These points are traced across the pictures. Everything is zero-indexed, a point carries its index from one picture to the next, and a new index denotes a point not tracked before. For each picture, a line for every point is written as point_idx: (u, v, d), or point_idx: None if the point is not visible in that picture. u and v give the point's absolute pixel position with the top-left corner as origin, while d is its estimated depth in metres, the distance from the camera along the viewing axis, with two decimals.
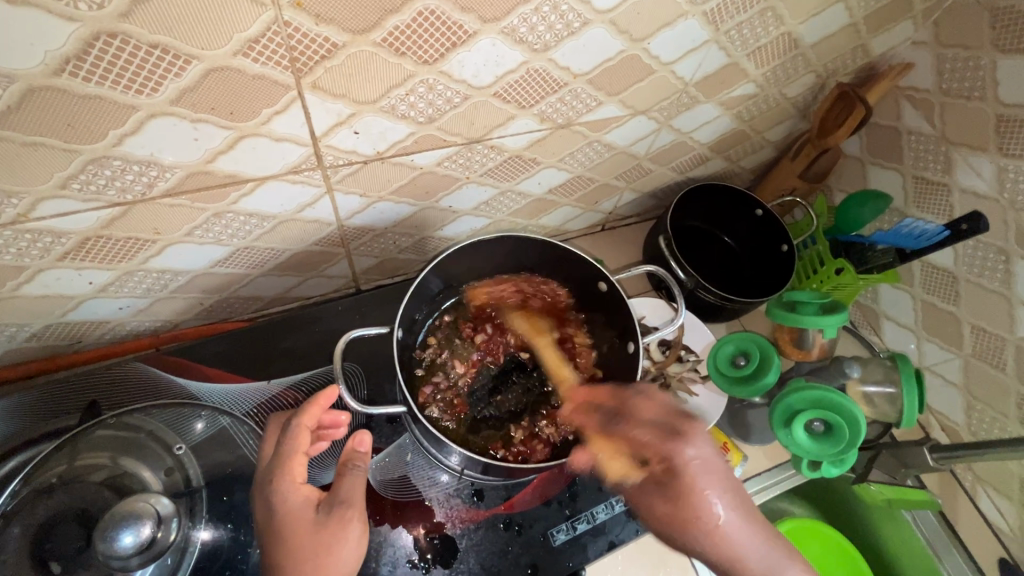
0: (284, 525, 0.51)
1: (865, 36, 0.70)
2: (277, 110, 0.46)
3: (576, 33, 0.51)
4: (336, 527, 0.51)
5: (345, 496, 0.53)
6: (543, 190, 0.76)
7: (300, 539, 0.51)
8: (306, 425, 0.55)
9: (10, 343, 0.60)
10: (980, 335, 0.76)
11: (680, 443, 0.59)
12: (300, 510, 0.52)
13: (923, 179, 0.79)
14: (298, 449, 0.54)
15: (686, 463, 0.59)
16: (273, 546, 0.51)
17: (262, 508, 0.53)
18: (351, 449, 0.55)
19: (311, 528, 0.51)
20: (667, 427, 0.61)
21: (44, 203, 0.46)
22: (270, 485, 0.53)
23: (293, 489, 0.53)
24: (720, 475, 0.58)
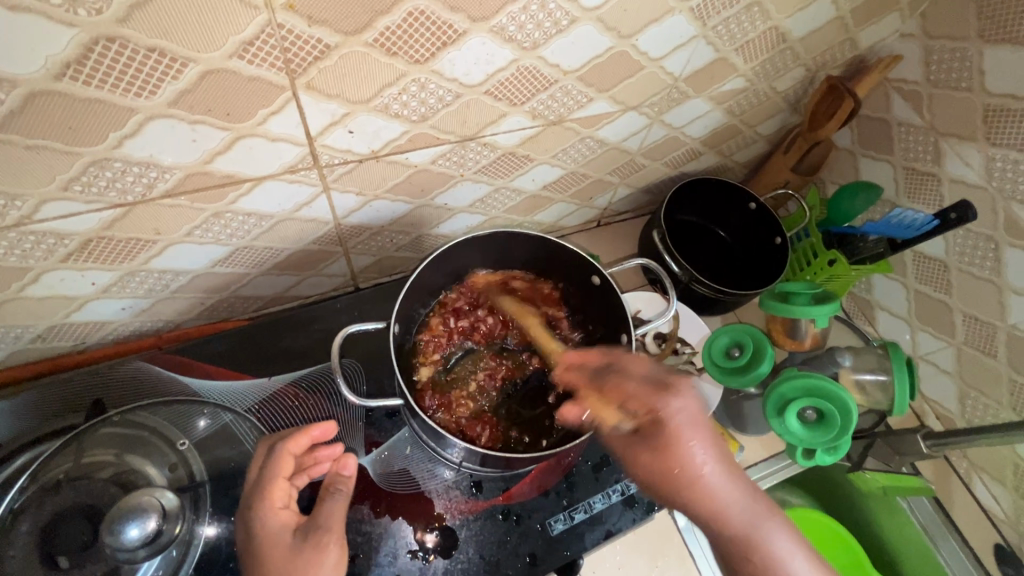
0: (260, 550, 0.52)
1: (853, 29, 0.71)
2: (272, 111, 0.47)
3: (565, 31, 0.52)
4: (311, 552, 0.51)
5: (324, 521, 0.53)
6: (537, 186, 0.77)
7: (273, 566, 0.51)
8: (290, 451, 0.56)
9: (16, 344, 0.61)
10: (973, 323, 0.77)
11: (671, 398, 0.54)
12: (278, 534, 0.53)
13: (913, 170, 0.80)
14: (281, 474, 0.55)
15: (672, 420, 0.53)
16: (251, 569, 0.51)
17: (244, 531, 0.54)
18: (335, 473, 0.56)
19: (286, 554, 0.51)
20: (657, 384, 0.56)
21: (47, 205, 0.47)
22: (253, 509, 0.54)
23: (273, 514, 0.54)
24: (710, 432, 0.53)
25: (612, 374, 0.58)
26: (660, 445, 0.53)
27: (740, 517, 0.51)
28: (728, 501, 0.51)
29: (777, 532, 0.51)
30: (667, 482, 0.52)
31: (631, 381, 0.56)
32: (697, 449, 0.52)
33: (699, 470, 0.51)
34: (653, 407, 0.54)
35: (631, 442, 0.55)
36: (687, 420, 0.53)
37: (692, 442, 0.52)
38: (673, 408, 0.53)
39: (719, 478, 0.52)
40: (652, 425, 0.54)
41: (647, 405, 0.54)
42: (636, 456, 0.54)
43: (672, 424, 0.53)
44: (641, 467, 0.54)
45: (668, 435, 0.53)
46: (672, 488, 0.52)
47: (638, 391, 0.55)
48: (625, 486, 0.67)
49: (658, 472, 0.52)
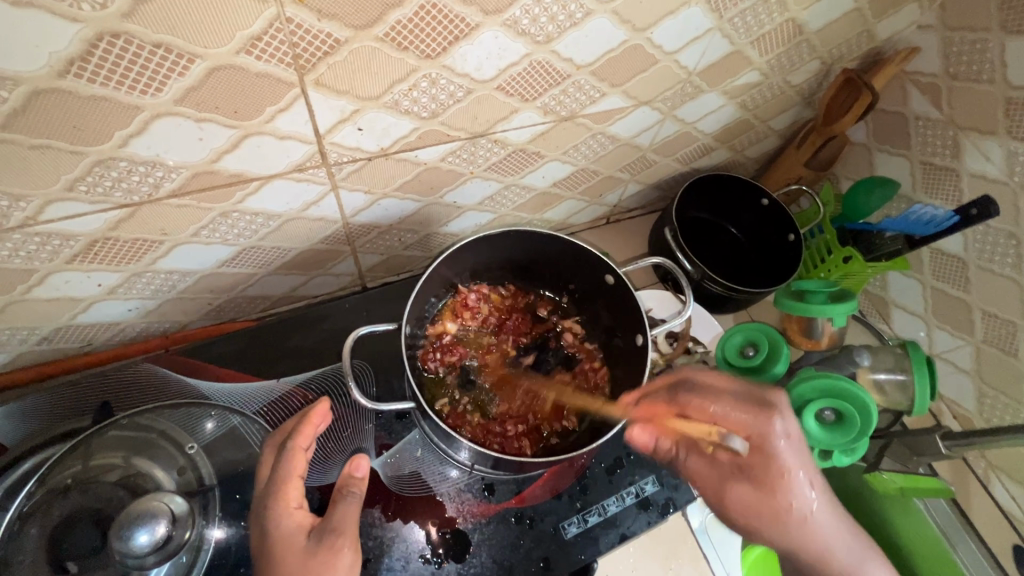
0: (275, 551, 0.51)
1: (871, 21, 0.70)
2: (280, 108, 0.46)
3: (579, 24, 0.50)
4: (325, 556, 0.50)
5: (337, 523, 0.52)
6: (547, 183, 0.76)
7: (289, 568, 0.49)
8: (300, 449, 0.55)
9: (22, 346, 0.60)
10: (992, 321, 0.75)
11: (771, 416, 0.58)
12: (292, 536, 0.52)
13: (931, 165, 0.78)
14: (293, 473, 0.54)
15: (776, 445, 0.57)
16: (266, 570, 0.50)
17: (258, 531, 0.53)
18: (347, 474, 0.54)
19: (302, 557, 0.50)
20: (751, 401, 0.59)
21: (52, 205, 0.46)
22: (264, 509, 0.53)
23: (287, 515, 0.52)
24: (806, 453, 0.59)
25: (696, 389, 0.61)
26: (764, 471, 0.58)
27: (817, 528, 0.58)
28: (814, 532, 0.58)
29: (875, 568, 0.58)
30: (754, 513, 0.58)
31: (713, 403, 0.60)
32: (801, 476, 0.58)
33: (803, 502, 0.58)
34: (749, 429, 0.58)
35: (723, 466, 0.60)
36: (786, 443, 0.58)
37: (798, 476, 0.58)
38: (775, 429, 0.57)
39: (820, 500, 0.59)
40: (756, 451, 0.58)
41: (744, 427, 0.58)
42: (722, 482, 0.60)
43: (772, 450, 0.58)
44: (750, 507, 0.58)
45: (766, 462, 0.58)
46: (769, 517, 0.58)
47: (721, 413, 0.59)
48: (638, 489, 0.66)
49: (757, 506, 0.58)
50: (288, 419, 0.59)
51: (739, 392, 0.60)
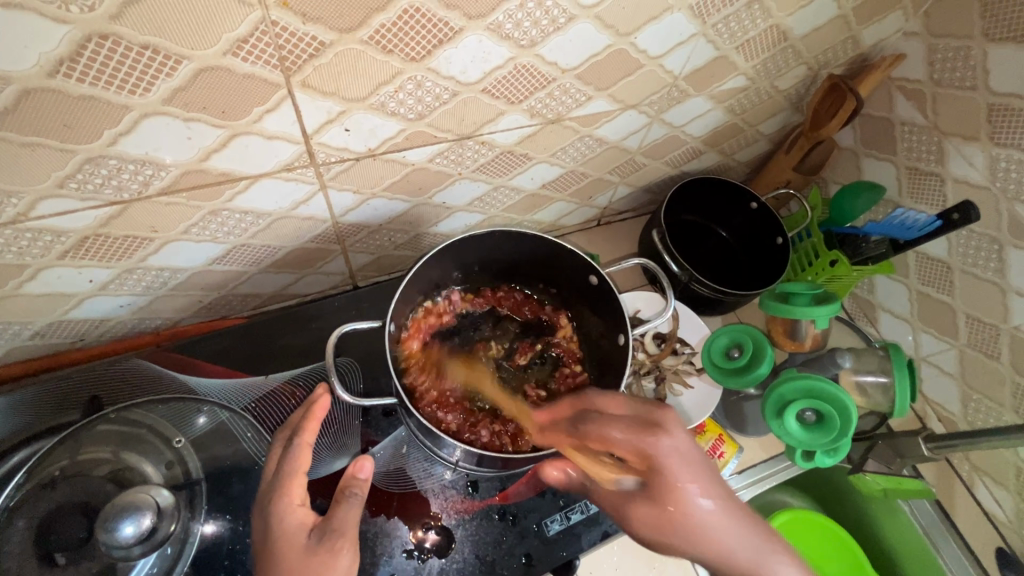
0: (276, 548, 0.51)
1: (855, 27, 0.71)
2: (268, 109, 0.47)
3: (563, 29, 0.51)
4: (324, 556, 0.50)
5: (338, 524, 0.52)
6: (536, 185, 0.77)
7: (290, 565, 0.50)
8: (307, 446, 0.54)
9: (15, 341, 0.61)
10: (975, 324, 0.76)
11: (659, 434, 0.54)
12: (294, 535, 0.51)
13: (917, 170, 0.79)
14: (299, 470, 0.54)
15: (664, 458, 0.53)
16: (265, 567, 0.51)
17: (261, 525, 0.53)
18: (350, 475, 0.53)
19: (301, 556, 0.50)
20: (641, 422, 0.55)
21: (43, 202, 0.47)
22: (269, 504, 0.53)
23: (289, 513, 0.52)
24: (703, 470, 0.53)
25: (592, 418, 0.59)
26: (661, 485, 0.53)
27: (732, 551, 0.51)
28: (724, 537, 0.51)
29: (782, 566, 0.51)
30: (658, 532, 0.53)
31: (608, 425, 0.56)
32: (692, 490, 0.52)
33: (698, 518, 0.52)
34: (642, 450, 0.54)
35: (626, 492, 0.55)
36: (676, 447, 0.53)
37: (687, 489, 0.52)
38: (662, 448, 0.53)
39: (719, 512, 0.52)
40: (648, 472, 0.54)
41: (633, 447, 0.55)
42: (635, 505, 0.54)
43: (664, 469, 0.53)
44: (645, 525, 0.53)
45: (663, 481, 0.53)
46: (671, 535, 0.52)
47: (621, 437, 0.55)
48: None
49: (656, 521, 0.53)
50: (296, 413, 0.59)
51: (634, 410, 0.57)
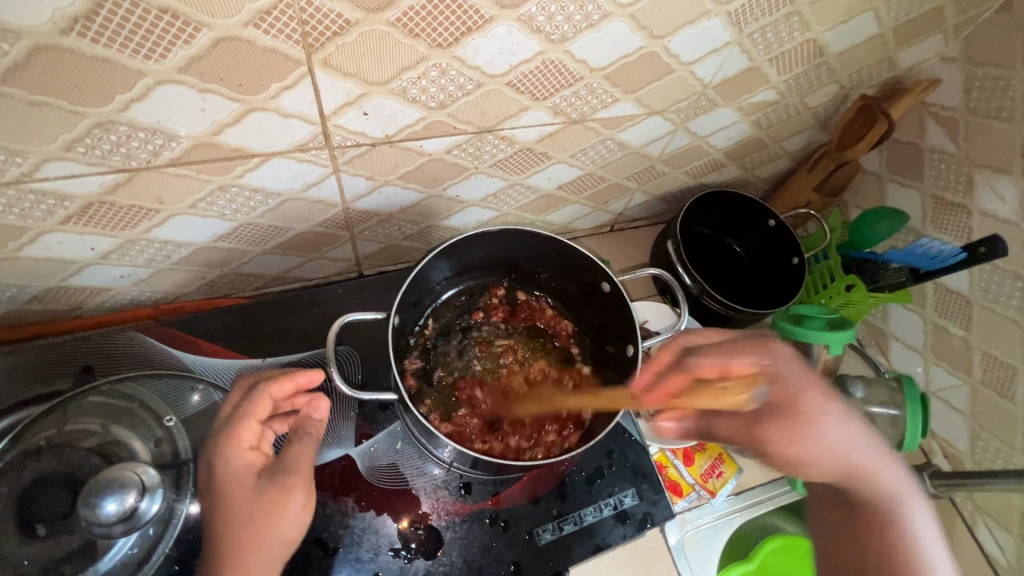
0: (223, 488, 0.50)
1: (893, 48, 0.69)
2: (286, 85, 0.45)
3: (595, 26, 0.50)
4: (276, 494, 0.50)
5: (292, 463, 0.51)
6: (552, 186, 0.75)
7: (238, 505, 0.49)
8: (270, 394, 0.53)
9: (11, 304, 0.60)
10: (991, 362, 0.74)
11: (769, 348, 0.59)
12: (242, 475, 0.50)
13: (942, 200, 0.77)
14: (255, 415, 0.52)
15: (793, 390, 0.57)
16: (212, 508, 0.50)
17: (208, 470, 0.52)
18: (304, 416, 0.54)
19: (250, 495, 0.49)
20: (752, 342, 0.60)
21: (48, 164, 0.45)
22: (215, 445, 0.52)
23: (237, 452, 0.51)
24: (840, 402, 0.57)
25: (703, 349, 0.61)
26: (776, 418, 0.57)
27: (840, 463, 0.55)
28: (843, 459, 0.55)
29: (919, 504, 0.54)
30: (761, 446, 0.57)
31: (697, 356, 0.60)
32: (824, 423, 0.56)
33: (831, 438, 0.55)
34: (761, 372, 0.58)
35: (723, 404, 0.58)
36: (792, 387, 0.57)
37: (829, 411, 0.57)
38: (780, 368, 0.58)
39: (848, 432, 0.56)
40: (776, 389, 0.57)
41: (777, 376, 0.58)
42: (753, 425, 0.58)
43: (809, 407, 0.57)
44: (775, 437, 0.57)
45: (794, 411, 0.57)
46: (801, 457, 0.56)
47: (748, 362, 0.59)
48: (617, 501, 0.65)
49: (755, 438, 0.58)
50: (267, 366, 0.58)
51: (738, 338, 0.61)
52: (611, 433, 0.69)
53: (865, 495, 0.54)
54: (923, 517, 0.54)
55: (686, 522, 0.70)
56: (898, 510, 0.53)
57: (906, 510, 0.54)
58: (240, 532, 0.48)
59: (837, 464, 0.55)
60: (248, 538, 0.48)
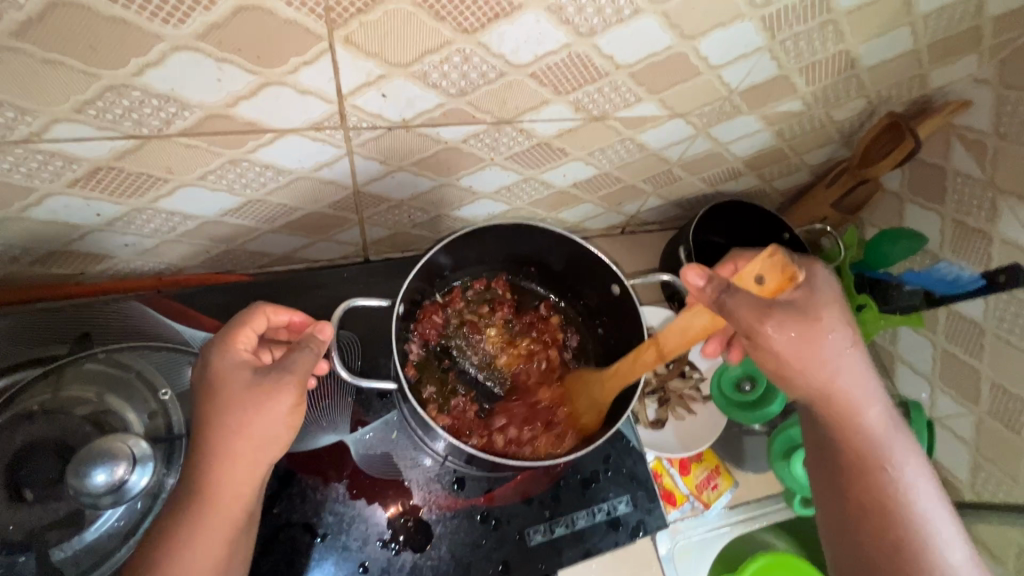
0: (212, 382, 0.50)
1: (926, 66, 0.67)
2: (305, 61, 0.44)
3: (625, 21, 0.48)
4: (262, 391, 0.48)
5: (289, 364, 0.49)
6: (567, 183, 0.74)
7: (226, 395, 0.48)
8: (266, 313, 0.55)
9: (12, 265, 0.59)
10: (1000, 393, 0.73)
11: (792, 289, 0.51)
12: (231, 371, 0.50)
13: (963, 225, 0.76)
14: (250, 325, 0.53)
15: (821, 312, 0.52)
16: (198, 401, 0.49)
17: (200, 366, 0.52)
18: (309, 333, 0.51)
19: (244, 389, 0.48)
20: (773, 267, 0.50)
21: (57, 124, 0.44)
22: (213, 344, 0.52)
23: (233, 351, 0.51)
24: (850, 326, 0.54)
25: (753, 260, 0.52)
26: (817, 338, 0.52)
27: (873, 428, 0.55)
28: (847, 388, 0.54)
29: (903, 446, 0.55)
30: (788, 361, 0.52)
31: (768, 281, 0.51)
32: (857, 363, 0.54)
33: (828, 371, 0.53)
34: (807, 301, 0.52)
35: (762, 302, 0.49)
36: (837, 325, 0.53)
37: (826, 318, 0.52)
38: (825, 299, 0.53)
39: (855, 372, 0.54)
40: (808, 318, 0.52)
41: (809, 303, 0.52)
42: (764, 326, 0.49)
43: (812, 315, 0.52)
44: (795, 358, 0.52)
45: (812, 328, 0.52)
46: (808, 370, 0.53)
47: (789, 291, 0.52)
48: (610, 507, 0.64)
49: (795, 359, 0.52)
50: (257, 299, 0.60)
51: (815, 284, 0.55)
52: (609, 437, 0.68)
53: (836, 410, 0.55)
54: (898, 447, 0.55)
55: (677, 533, 0.69)
56: (859, 426, 0.55)
57: (888, 454, 0.54)
58: (229, 418, 0.47)
59: (826, 382, 0.54)
60: (236, 427, 0.47)
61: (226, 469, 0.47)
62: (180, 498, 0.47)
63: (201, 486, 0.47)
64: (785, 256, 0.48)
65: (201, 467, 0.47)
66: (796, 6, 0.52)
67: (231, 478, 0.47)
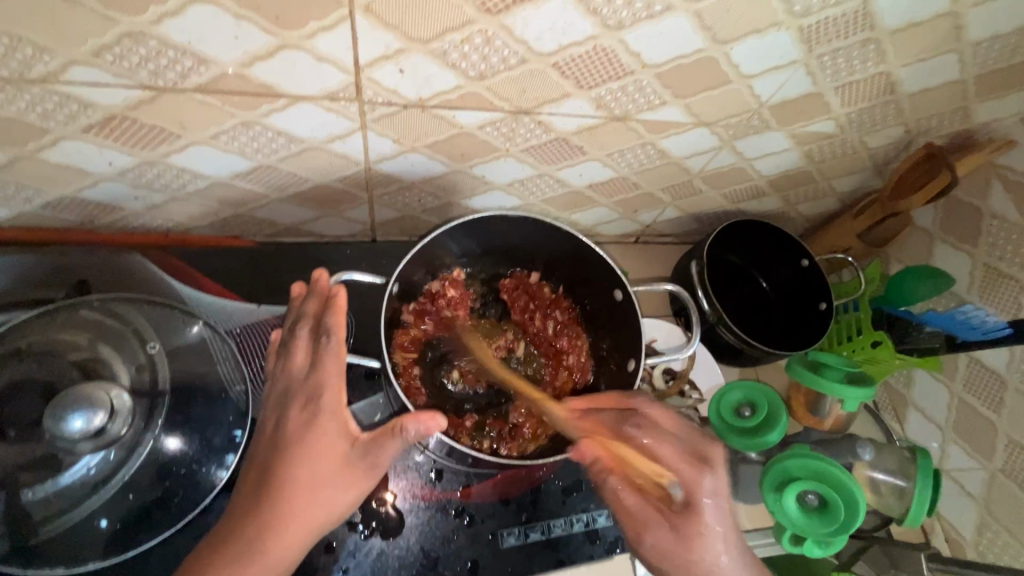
0: (315, 449, 0.49)
1: (971, 99, 0.64)
2: (324, 26, 0.43)
3: (655, 17, 0.47)
4: (363, 473, 0.50)
5: (380, 451, 0.49)
6: (583, 184, 0.72)
7: (323, 471, 0.48)
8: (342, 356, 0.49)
9: (24, 206, 0.60)
10: (1016, 451, 0.69)
11: (703, 473, 0.51)
12: (337, 441, 0.49)
13: (994, 270, 0.72)
14: (342, 382, 0.49)
15: (700, 498, 0.50)
16: (287, 463, 0.48)
17: (297, 420, 0.49)
18: (401, 423, 0.48)
19: (338, 466, 0.49)
20: (694, 453, 0.52)
21: (74, 67, 0.44)
22: (316, 402, 0.49)
23: (337, 419, 0.49)
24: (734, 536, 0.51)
25: (646, 425, 0.54)
26: (692, 528, 0.50)
27: None
28: None
29: None
30: (667, 558, 0.51)
31: (666, 443, 0.52)
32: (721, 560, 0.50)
33: (705, 561, 0.50)
34: (680, 474, 0.51)
35: (648, 510, 0.53)
36: (713, 503, 0.50)
37: (715, 542, 0.50)
38: (704, 485, 0.50)
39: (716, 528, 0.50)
40: (690, 507, 0.51)
41: (683, 476, 0.51)
42: (647, 528, 0.53)
43: (700, 514, 0.50)
44: (662, 550, 0.51)
45: (689, 522, 0.51)
46: (682, 568, 0.50)
47: (670, 456, 0.52)
48: (590, 518, 0.62)
49: (669, 556, 0.51)
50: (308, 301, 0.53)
51: (686, 439, 0.53)
52: None
53: None
54: None
55: None
56: None
57: None
58: (322, 497, 0.48)
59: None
60: (327, 504, 0.49)
61: (290, 535, 0.47)
62: (229, 548, 0.46)
63: (260, 540, 0.47)
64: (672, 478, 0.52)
65: (271, 533, 0.47)
66: (837, 19, 0.50)
67: (291, 544, 0.47)
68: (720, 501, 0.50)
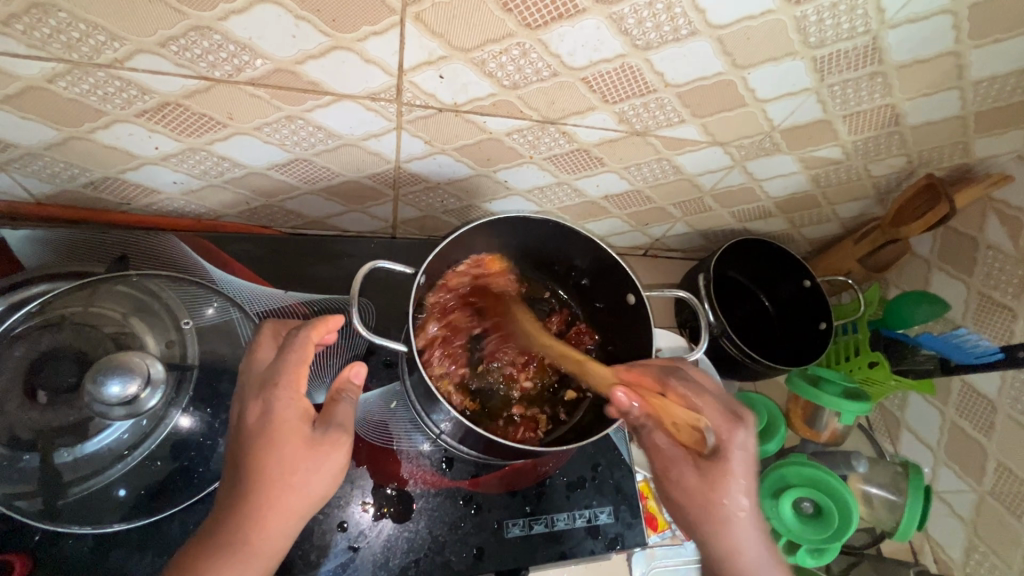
0: (270, 434, 0.47)
1: (970, 134, 0.68)
2: (376, 31, 0.47)
3: (681, 41, 0.50)
4: (328, 449, 0.48)
5: (340, 422, 0.50)
6: (599, 194, 0.75)
7: (287, 454, 0.47)
8: (314, 340, 0.51)
9: (68, 184, 0.62)
10: (1004, 473, 0.71)
11: (737, 430, 0.54)
12: (294, 422, 0.48)
13: (988, 298, 0.75)
14: (304, 361, 0.50)
15: (732, 448, 0.54)
16: (254, 453, 0.47)
17: (256, 411, 0.48)
18: (344, 379, 0.53)
19: (302, 445, 0.48)
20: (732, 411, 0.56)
21: (140, 55, 0.47)
22: (272, 388, 0.49)
23: (294, 401, 0.49)
24: (749, 472, 0.54)
25: (688, 379, 0.58)
26: (715, 471, 0.54)
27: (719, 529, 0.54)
28: (745, 539, 0.54)
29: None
30: (690, 499, 0.56)
31: (704, 398, 0.56)
32: (736, 490, 0.54)
33: (719, 509, 0.54)
34: (720, 433, 0.55)
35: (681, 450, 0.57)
36: (743, 450, 0.54)
37: (728, 482, 0.54)
38: (738, 440, 0.54)
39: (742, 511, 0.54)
40: (714, 455, 0.55)
41: (716, 426, 0.55)
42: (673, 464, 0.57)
43: (730, 458, 0.54)
44: (686, 488, 0.56)
45: (721, 468, 0.54)
46: (700, 508, 0.55)
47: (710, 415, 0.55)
48: (592, 515, 0.64)
49: (698, 497, 0.55)
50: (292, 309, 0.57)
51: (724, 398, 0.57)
52: (600, 447, 0.68)
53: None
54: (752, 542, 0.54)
55: (653, 558, 0.69)
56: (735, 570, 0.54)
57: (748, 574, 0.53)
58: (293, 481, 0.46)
59: (718, 528, 0.54)
60: (299, 488, 0.47)
61: (270, 522, 0.46)
62: (218, 535, 0.45)
63: (239, 532, 0.45)
64: (707, 423, 0.55)
65: (245, 527, 0.45)
66: (848, 52, 0.54)
67: (275, 531, 0.46)
68: (743, 441, 0.54)
